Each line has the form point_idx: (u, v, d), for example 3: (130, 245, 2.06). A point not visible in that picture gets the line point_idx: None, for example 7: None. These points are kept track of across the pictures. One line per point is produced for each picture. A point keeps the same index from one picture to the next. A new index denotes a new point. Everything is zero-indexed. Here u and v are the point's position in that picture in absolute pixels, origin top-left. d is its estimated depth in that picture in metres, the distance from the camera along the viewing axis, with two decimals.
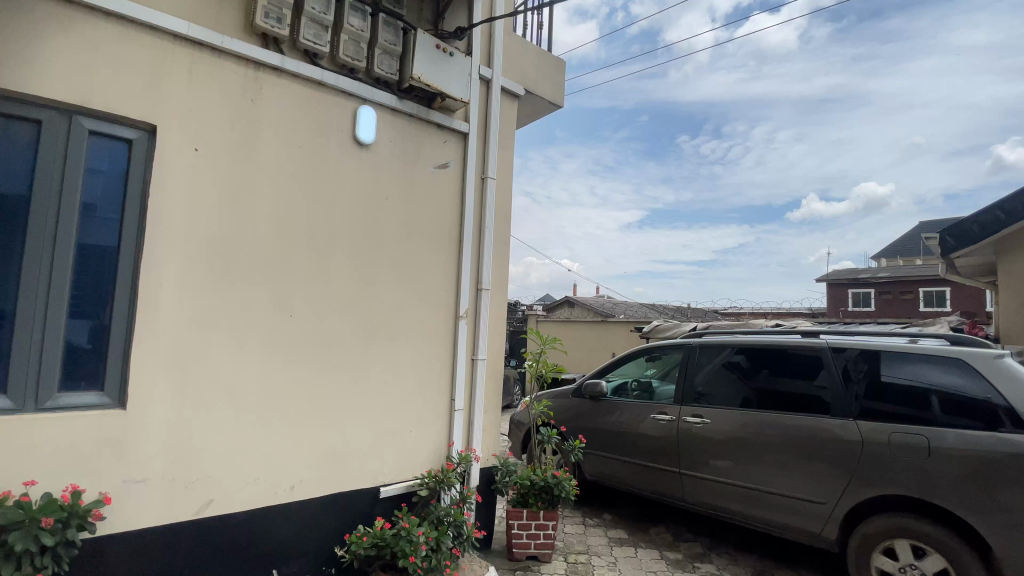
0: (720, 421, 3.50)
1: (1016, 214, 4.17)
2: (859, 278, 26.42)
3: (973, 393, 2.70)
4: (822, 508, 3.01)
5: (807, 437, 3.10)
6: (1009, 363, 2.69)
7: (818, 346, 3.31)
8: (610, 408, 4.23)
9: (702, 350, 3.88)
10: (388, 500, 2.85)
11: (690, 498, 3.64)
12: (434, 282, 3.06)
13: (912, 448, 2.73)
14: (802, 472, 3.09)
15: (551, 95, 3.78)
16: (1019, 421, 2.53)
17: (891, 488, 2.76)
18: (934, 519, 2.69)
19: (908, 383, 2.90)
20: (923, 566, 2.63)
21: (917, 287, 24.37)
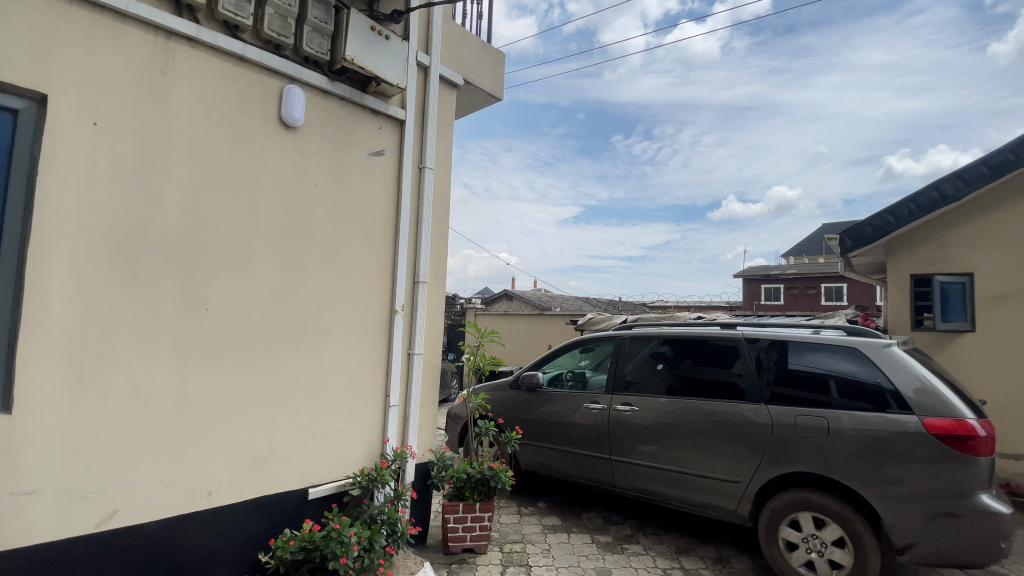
0: (649, 409, 3.67)
1: (903, 219, 4.59)
2: (772, 274, 28.74)
3: (865, 377, 3.02)
4: (738, 487, 3.26)
5: (725, 421, 3.34)
6: (895, 351, 3.03)
7: (735, 336, 3.57)
8: (546, 399, 4.30)
9: (632, 341, 4.04)
10: (318, 501, 2.73)
11: (620, 483, 3.80)
12: (368, 275, 2.96)
13: (814, 428, 3.02)
14: (721, 454, 3.32)
15: (490, 87, 3.75)
16: (903, 402, 2.86)
17: (796, 466, 3.04)
18: (832, 492, 2.99)
19: (811, 370, 3.19)
20: (823, 535, 2.94)
21: (820, 283, 26.92)
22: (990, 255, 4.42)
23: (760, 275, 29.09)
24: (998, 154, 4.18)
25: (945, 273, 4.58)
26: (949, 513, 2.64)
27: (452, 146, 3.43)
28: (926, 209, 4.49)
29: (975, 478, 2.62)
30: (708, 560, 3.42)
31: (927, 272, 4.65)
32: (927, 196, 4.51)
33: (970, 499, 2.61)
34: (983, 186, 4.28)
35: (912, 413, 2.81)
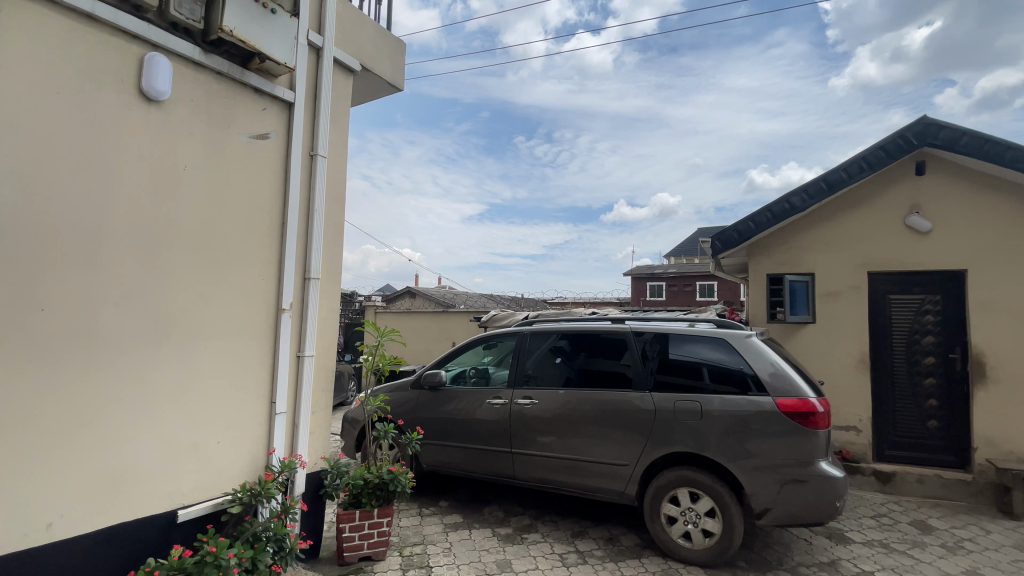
0: (547, 402, 3.82)
1: (761, 226, 5.25)
2: (657, 273, 31.38)
3: (731, 364, 3.41)
4: (626, 469, 3.51)
5: (615, 409, 3.57)
6: (755, 341, 3.46)
7: (625, 330, 3.83)
8: (448, 397, 4.26)
9: (533, 337, 4.15)
10: (190, 523, 2.44)
11: (520, 475, 3.90)
12: (250, 270, 2.69)
13: (690, 411, 3.35)
14: (612, 440, 3.55)
15: (390, 76, 3.61)
16: (760, 384, 3.28)
17: (675, 446, 3.35)
18: (706, 468, 3.34)
19: (688, 359, 3.54)
20: (697, 507, 3.28)
21: (697, 281, 29.96)
22: (827, 257, 5.22)
23: (647, 273, 31.64)
24: (834, 172, 4.95)
25: (792, 273, 5.34)
26: (797, 480, 3.07)
27: (348, 135, 3.25)
28: (779, 218, 5.18)
29: (815, 448, 3.09)
30: (600, 541, 3.65)
31: (780, 272, 5.39)
32: (779, 205, 5.18)
33: (811, 466, 3.07)
34: (823, 199, 5.04)
35: (768, 395, 3.23)
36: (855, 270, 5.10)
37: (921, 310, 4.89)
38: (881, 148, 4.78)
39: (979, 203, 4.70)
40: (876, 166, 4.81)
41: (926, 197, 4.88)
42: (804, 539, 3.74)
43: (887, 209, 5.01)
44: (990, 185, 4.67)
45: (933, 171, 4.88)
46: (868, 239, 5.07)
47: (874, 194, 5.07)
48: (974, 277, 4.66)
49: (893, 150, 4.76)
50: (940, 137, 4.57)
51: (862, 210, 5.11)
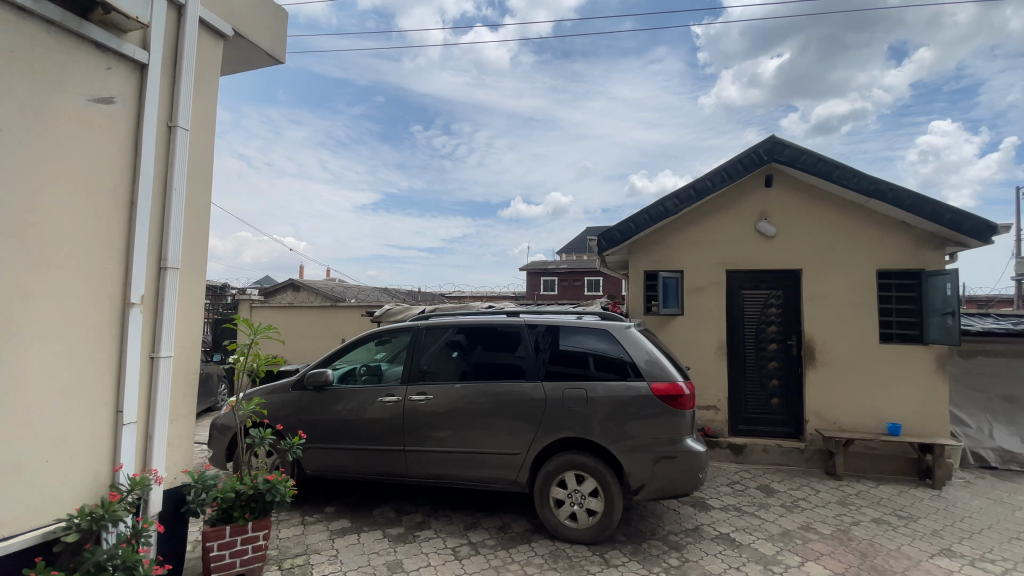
0: (441, 396, 3.78)
1: (640, 226, 5.71)
2: (550, 268, 32.73)
3: (614, 353, 3.66)
4: (518, 458, 3.61)
5: (508, 400, 3.65)
6: (634, 331, 3.75)
7: (519, 323, 3.92)
8: (336, 397, 4.02)
9: (428, 331, 4.08)
10: (8, 561, 2.02)
11: (413, 472, 3.83)
12: (87, 256, 2.28)
13: (577, 398, 3.54)
14: (505, 431, 3.63)
15: (268, 46, 3.27)
16: (638, 370, 3.57)
17: (563, 433, 3.52)
18: (590, 451, 3.56)
19: (576, 349, 3.73)
20: (582, 489, 3.49)
21: (586, 276, 31.80)
22: (695, 257, 5.83)
23: (541, 269, 32.84)
24: (702, 180, 5.53)
25: (666, 269, 5.89)
26: (667, 456, 3.40)
27: (217, 107, 2.89)
28: (655, 219, 5.67)
29: (682, 426, 3.43)
30: (492, 530, 3.72)
31: (656, 269, 5.92)
32: (656, 208, 5.67)
33: (679, 443, 3.41)
34: (692, 204, 5.62)
35: (644, 380, 3.53)
36: (716, 268, 5.77)
37: (768, 304, 5.70)
38: (739, 161, 5.44)
39: (811, 213, 5.56)
40: (735, 176, 5.47)
41: (773, 206, 5.67)
42: (674, 509, 4.16)
43: (742, 215, 5.74)
44: (820, 197, 5.54)
45: (778, 184, 5.67)
46: (727, 241, 5.76)
47: (733, 202, 5.77)
48: (807, 276, 5.52)
49: (749, 164, 5.44)
50: (784, 154, 5.34)
51: (723, 216, 5.79)
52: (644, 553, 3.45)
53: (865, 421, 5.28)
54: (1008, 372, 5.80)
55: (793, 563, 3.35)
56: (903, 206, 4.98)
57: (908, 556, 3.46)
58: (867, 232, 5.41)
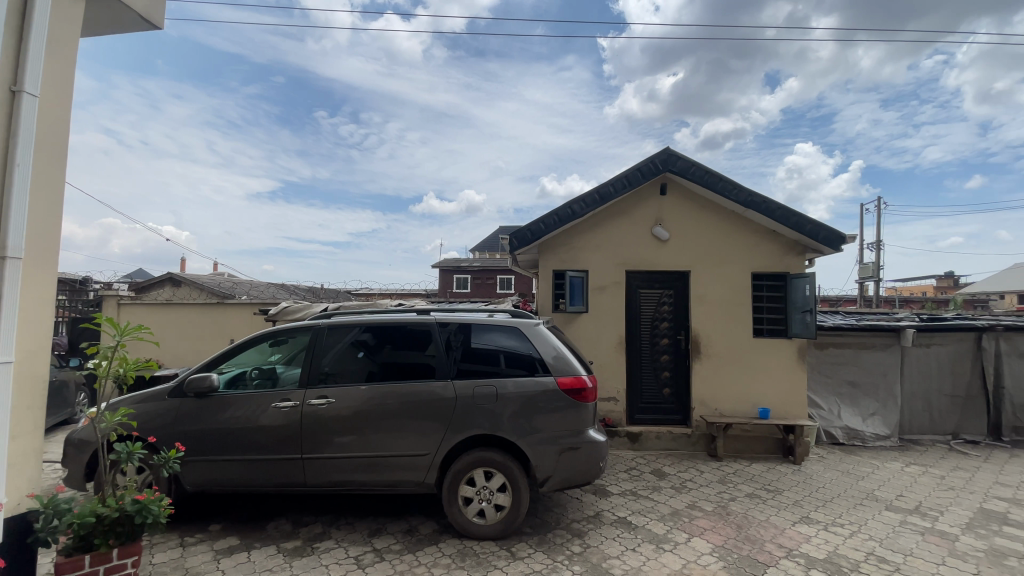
0: (344, 399, 3.60)
1: (550, 227, 5.88)
2: (462, 266, 32.63)
3: (523, 350, 3.73)
4: (426, 459, 3.54)
5: (417, 400, 3.57)
6: (543, 328, 3.85)
7: (428, 322, 3.85)
8: (223, 404, 3.65)
9: (330, 331, 3.86)
10: None
11: (312, 481, 3.60)
12: None
13: (486, 396, 3.56)
14: (413, 432, 3.55)
15: (143, 9, 2.88)
16: (546, 366, 3.67)
17: (472, 431, 3.52)
18: (499, 448, 3.60)
19: (486, 347, 3.75)
20: (491, 485, 3.52)
21: (498, 275, 32.17)
22: (599, 258, 6.14)
23: (453, 267, 32.61)
24: (606, 186, 5.83)
25: (573, 269, 6.14)
26: (571, 448, 3.54)
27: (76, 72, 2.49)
28: (563, 221, 5.87)
29: (585, 418, 3.59)
30: (398, 535, 3.62)
31: (564, 268, 6.15)
32: (564, 210, 5.87)
33: (582, 434, 3.57)
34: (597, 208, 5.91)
35: (551, 375, 3.64)
36: (618, 269, 6.12)
37: (662, 302, 6.17)
38: (639, 169, 5.82)
39: (700, 220, 6.11)
40: (635, 183, 5.84)
41: (668, 212, 6.14)
42: (577, 498, 4.35)
43: (642, 220, 6.15)
44: (708, 206, 6.11)
45: (672, 192, 6.16)
46: (628, 243, 6.14)
47: (633, 207, 6.16)
48: (696, 276, 6.06)
49: (647, 172, 5.84)
50: (678, 165, 5.81)
51: (625, 219, 6.16)
52: (549, 543, 3.56)
53: (741, 407, 5.92)
54: (852, 361, 6.83)
55: (681, 540, 3.66)
56: (774, 216, 5.66)
57: (776, 525, 3.95)
58: (745, 239, 6.06)
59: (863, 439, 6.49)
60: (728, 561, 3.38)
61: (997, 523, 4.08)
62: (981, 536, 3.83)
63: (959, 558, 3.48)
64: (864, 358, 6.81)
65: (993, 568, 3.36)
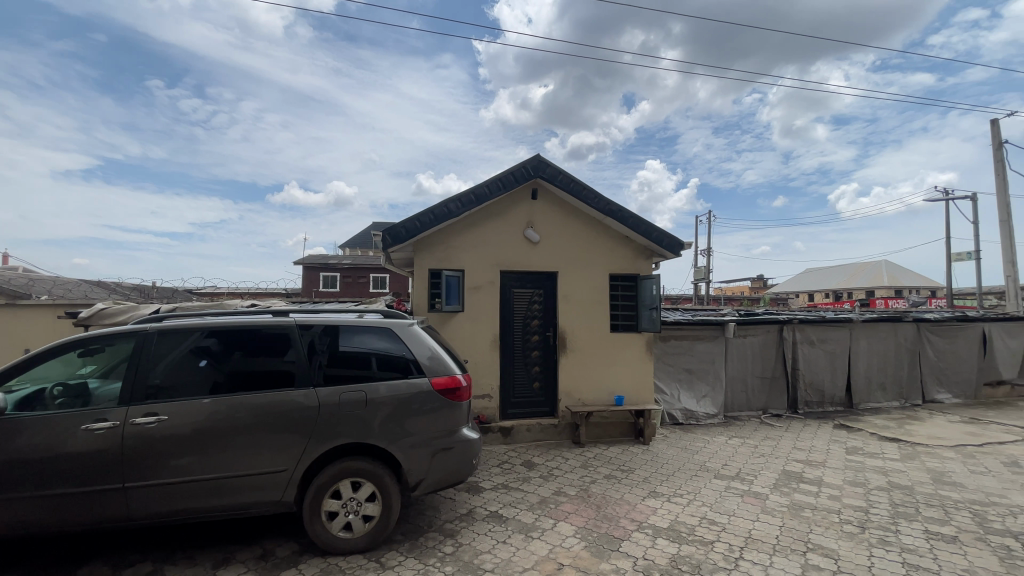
0: (181, 416, 3.12)
1: (424, 225, 5.78)
2: (329, 263, 30.61)
3: (395, 352, 3.61)
4: (283, 475, 3.24)
5: (272, 411, 3.25)
6: (416, 328, 3.76)
7: (288, 324, 3.53)
8: (11, 430, 2.93)
9: (164, 337, 3.33)
10: None
11: (139, 513, 3.08)
12: None
13: (353, 402, 3.38)
14: (268, 447, 3.22)
15: None
16: (420, 367, 3.61)
17: (338, 440, 3.31)
18: (367, 455, 3.44)
19: (355, 350, 3.55)
20: (358, 495, 3.34)
21: (369, 273, 30.84)
22: (474, 258, 6.22)
23: (319, 264, 30.44)
24: (481, 187, 5.92)
25: (448, 268, 6.13)
26: (444, 448, 3.52)
27: None
28: (439, 219, 5.82)
29: (459, 417, 3.61)
30: (250, 562, 3.26)
31: (439, 267, 6.10)
32: (440, 208, 5.82)
33: (455, 433, 3.57)
34: (472, 208, 5.97)
35: (424, 376, 3.58)
36: (492, 269, 6.26)
37: (533, 301, 6.46)
38: (511, 173, 6.01)
39: (567, 224, 6.52)
40: (509, 186, 6.02)
41: (538, 215, 6.44)
42: (450, 498, 4.35)
43: (515, 222, 6.36)
44: (574, 212, 6.55)
45: (542, 197, 6.48)
46: (502, 244, 6.31)
47: (506, 209, 6.35)
48: (563, 277, 6.46)
49: (519, 176, 6.06)
50: (547, 172, 6.13)
51: (498, 221, 6.32)
52: (420, 547, 3.51)
53: (601, 396, 6.46)
54: (689, 351, 7.87)
55: (548, 526, 3.87)
56: (628, 224, 6.29)
57: (629, 502, 4.39)
58: (605, 243, 6.62)
59: (697, 418, 7.56)
60: (589, 540, 3.67)
61: (793, 481, 5.05)
62: (783, 493, 4.69)
63: (767, 513, 4.23)
64: (698, 349, 7.91)
65: (790, 518, 4.15)
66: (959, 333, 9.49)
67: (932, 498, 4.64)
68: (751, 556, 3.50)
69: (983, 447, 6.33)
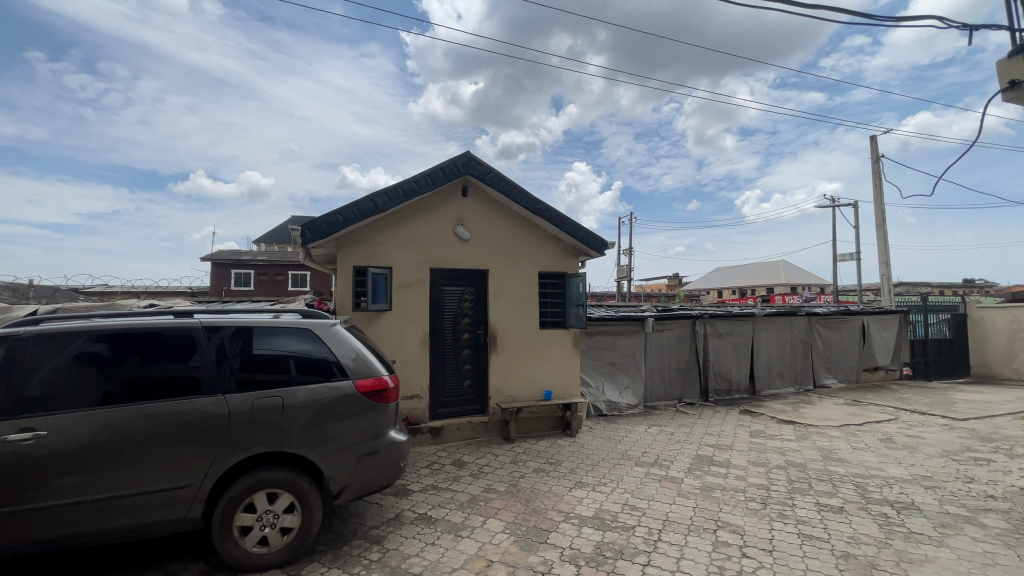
0: (64, 430, 2.76)
1: (348, 220, 5.55)
2: (242, 259, 28.49)
3: (316, 354, 3.43)
4: (189, 490, 2.97)
5: (175, 422, 2.96)
6: (338, 329, 3.60)
7: (193, 325, 3.23)
8: None
9: (41, 342, 2.92)
10: None
11: (11, 543, 2.68)
12: None
13: (269, 408, 3.17)
14: (172, 460, 2.93)
15: None
16: (344, 370, 3.46)
17: (252, 450, 3.09)
18: (285, 465, 3.24)
19: (272, 352, 3.33)
20: (275, 508, 3.14)
21: (288, 270, 29.08)
22: (401, 255, 6.06)
23: (231, 260, 28.23)
24: (409, 182, 5.78)
25: (374, 266, 5.93)
26: (369, 453, 3.40)
27: None
28: (364, 214, 5.61)
29: (385, 420, 3.50)
30: None
31: (364, 264, 5.89)
32: (365, 203, 5.61)
33: (382, 437, 3.47)
34: (400, 203, 5.81)
35: (348, 378, 3.44)
36: (421, 267, 6.14)
37: (463, 299, 6.42)
38: (440, 169, 5.92)
39: (497, 222, 6.55)
40: (438, 182, 5.93)
41: (467, 213, 6.41)
42: (376, 503, 4.22)
43: (444, 219, 6.29)
44: (503, 210, 6.58)
45: (472, 195, 6.45)
46: (430, 241, 6.20)
47: (436, 206, 6.25)
48: (493, 275, 6.48)
49: (449, 173, 5.99)
50: (477, 169, 6.12)
51: (427, 218, 6.20)
52: (344, 557, 3.37)
53: (530, 392, 6.56)
54: (612, 345, 8.22)
55: (477, 524, 3.87)
56: (556, 223, 6.44)
57: (557, 494, 4.51)
58: (534, 242, 6.74)
59: (620, 410, 7.92)
60: (518, 534, 3.72)
61: (705, 464, 5.44)
62: (696, 476, 5.05)
63: (683, 496, 4.53)
64: (621, 343, 8.29)
65: (703, 499, 4.47)
66: (843, 325, 10.71)
67: (821, 473, 5.21)
68: (669, 538, 3.72)
69: (861, 425, 7.20)
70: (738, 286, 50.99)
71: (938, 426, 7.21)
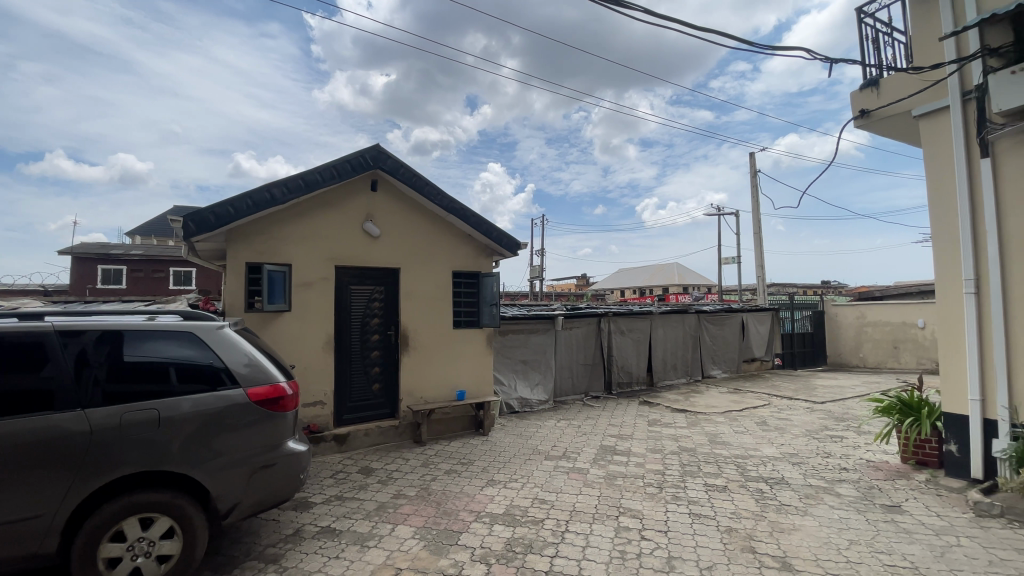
0: None
1: (241, 212, 5.07)
2: (111, 253, 25.00)
3: (201, 360, 3.08)
4: (39, 522, 2.53)
5: (20, 443, 2.50)
6: (227, 332, 3.26)
7: (43, 330, 2.76)
8: None
9: None
10: None
11: None
12: None
13: (143, 423, 2.79)
14: (14, 489, 2.47)
15: None
16: (234, 377, 3.15)
17: (121, 471, 2.70)
18: (162, 485, 2.89)
19: (146, 359, 2.94)
20: (150, 534, 2.77)
21: (170, 266, 26.04)
22: (303, 251, 5.68)
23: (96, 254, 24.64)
24: (312, 173, 5.43)
25: (272, 262, 5.49)
26: (264, 466, 3.13)
27: None
28: (260, 206, 5.17)
29: (283, 430, 3.25)
30: None
31: (260, 261, 5.43)
32: (262, 194, 5.17)
33: (279, 448, 3.21)
34: (301, 195, 5.43)
35: (239, 387, 3.14)
36: (326, 264, 5.79)
37: (372, 299, 6.17)
38: (348, 161, 5.63)
39: (408, 219, 6.37)
40: (344, 175, 5.63)
41: (377, 209, 6.16)
42: (272, 520, 3.91)
43: (352, 215, 5.99)
44: (415, 207, 6.43)
45: (382, 190, 6.21)
46: (336, 237, 5.87)
47: (342, 200, 5.93)
48: (404, 274, 6.29)
49: (357, 166, 5.71)
50: (388, 163, 5.90)
51: (333, 212, 5.86)
52: None
53: (442, 393, 6.46)
54: (524, 343, 8.38)
55: (385, 532, 3.73)
56: (469, 223, 6.43)
57: (468, 494, 4.49)
58: (447, 240, 6.66)
59: (530, 406, 8.10)
60: (428, 539, 3.65)
61: (608, 454, 5.75)
62: (601, 466, 5.31)
63: (589, 486, 4.74)
64: (532, 341, 8.48)
65: (607, 488, 4.72)
66: (727, 321, 11.90)
67: (708, 456, 5.74)
68: (576, 528, 3.87)
69: (741, 411, 8.06)
70: (639, 286, 54.62)
71: (803, 409, 8.28)
